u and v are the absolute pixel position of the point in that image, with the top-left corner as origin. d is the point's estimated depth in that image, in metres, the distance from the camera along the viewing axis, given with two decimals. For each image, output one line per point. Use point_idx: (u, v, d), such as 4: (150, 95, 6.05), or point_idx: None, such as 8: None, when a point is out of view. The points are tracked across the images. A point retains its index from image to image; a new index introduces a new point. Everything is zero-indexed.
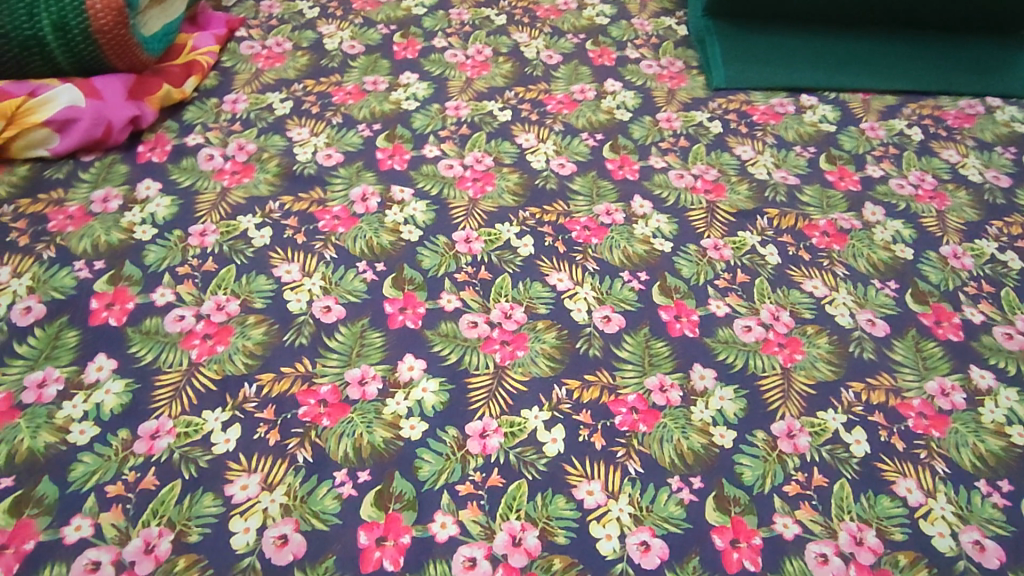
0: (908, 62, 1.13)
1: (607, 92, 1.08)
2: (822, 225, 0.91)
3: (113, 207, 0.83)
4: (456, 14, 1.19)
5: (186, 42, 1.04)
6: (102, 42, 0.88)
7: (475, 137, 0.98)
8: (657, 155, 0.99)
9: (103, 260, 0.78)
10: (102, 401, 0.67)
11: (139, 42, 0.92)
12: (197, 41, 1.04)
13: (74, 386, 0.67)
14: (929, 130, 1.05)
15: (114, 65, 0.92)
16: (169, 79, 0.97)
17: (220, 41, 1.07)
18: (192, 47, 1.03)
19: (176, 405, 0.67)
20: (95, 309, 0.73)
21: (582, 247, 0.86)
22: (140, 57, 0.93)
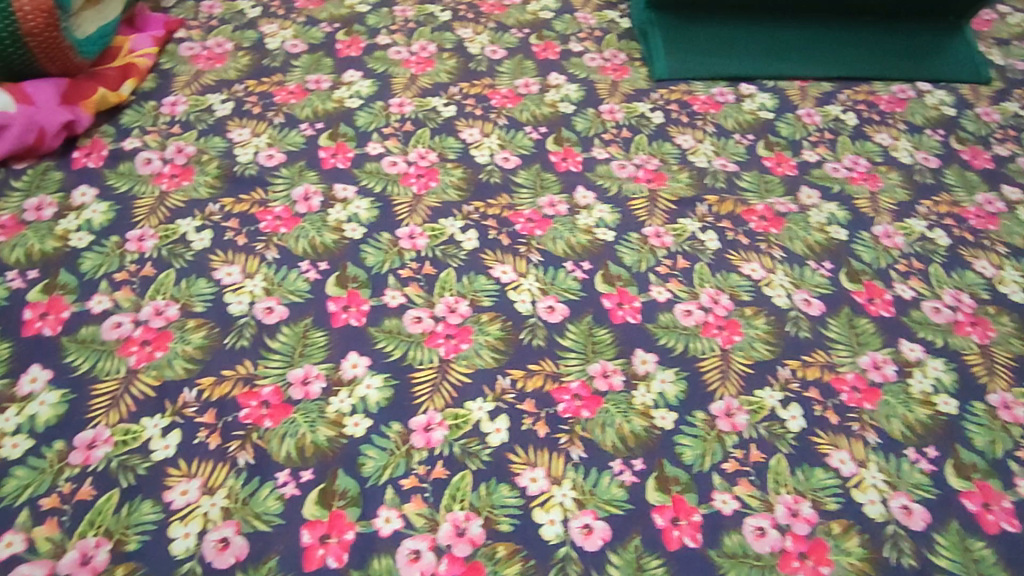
0: (842, 49, 1.16)
1: (551, 85, 1.09)
2: (760, 210, 0.93)
3: (47, 215, 0.82)
4: (399, 11, 1.19)
5: (122, 45, 1.02)
6: (31, 46, 0.87)
7: (419, 133, 0.99)
8: (600, 146, 1.00)
9: (37, 269, 0.76)
10: (35, 413, 0.65)
11: (71, 45, 0.91)
12: (133, 44, 1.02)
13: (6, 399, 0.66)
14: (863, 115, 1.09)
15: (45, 69, 0.90)
16: (105, 82, 0.96)
17: (158, 43, 1.06)
18: (128, 50, 1.02)
19: (114, 414, 0.66)
20: (28, 319, 0.72)
21: (526, 239, 0.87)
22: (72, 61, 0.91)
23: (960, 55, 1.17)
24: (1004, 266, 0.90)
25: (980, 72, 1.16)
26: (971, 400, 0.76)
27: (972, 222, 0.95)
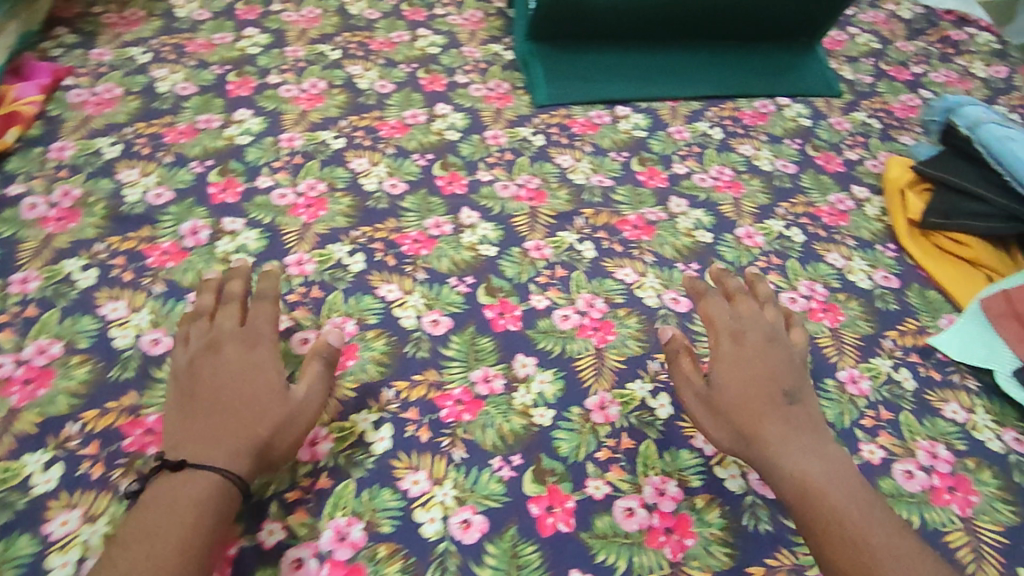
0: (706, 72, 1.26)
1: (438, 115, 1.14)
2: (632, 219, 1.00)
3: None
4: (290, 52, 1.24)
5: (6, 93, 1.04)
6: None
7: (309, 165, 1.02)
8: (484, 169, 1.06)
9: None
10: None
11: None
12: (18, 92, 1.04)
13: None
14: (727, 130, 1.18)
15: None
16: None
17: (45, 90, 1.08)
18: (13, 98, 1.03)
19: None
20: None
21: (411, 259, 0.91)
22: None
23: (813, 73, 1.28)
24: (852, 256, 0.98)
25: (832, 88, 1.27)
26: (823, 378, 0.83)
27: (825, 220, 1.03)
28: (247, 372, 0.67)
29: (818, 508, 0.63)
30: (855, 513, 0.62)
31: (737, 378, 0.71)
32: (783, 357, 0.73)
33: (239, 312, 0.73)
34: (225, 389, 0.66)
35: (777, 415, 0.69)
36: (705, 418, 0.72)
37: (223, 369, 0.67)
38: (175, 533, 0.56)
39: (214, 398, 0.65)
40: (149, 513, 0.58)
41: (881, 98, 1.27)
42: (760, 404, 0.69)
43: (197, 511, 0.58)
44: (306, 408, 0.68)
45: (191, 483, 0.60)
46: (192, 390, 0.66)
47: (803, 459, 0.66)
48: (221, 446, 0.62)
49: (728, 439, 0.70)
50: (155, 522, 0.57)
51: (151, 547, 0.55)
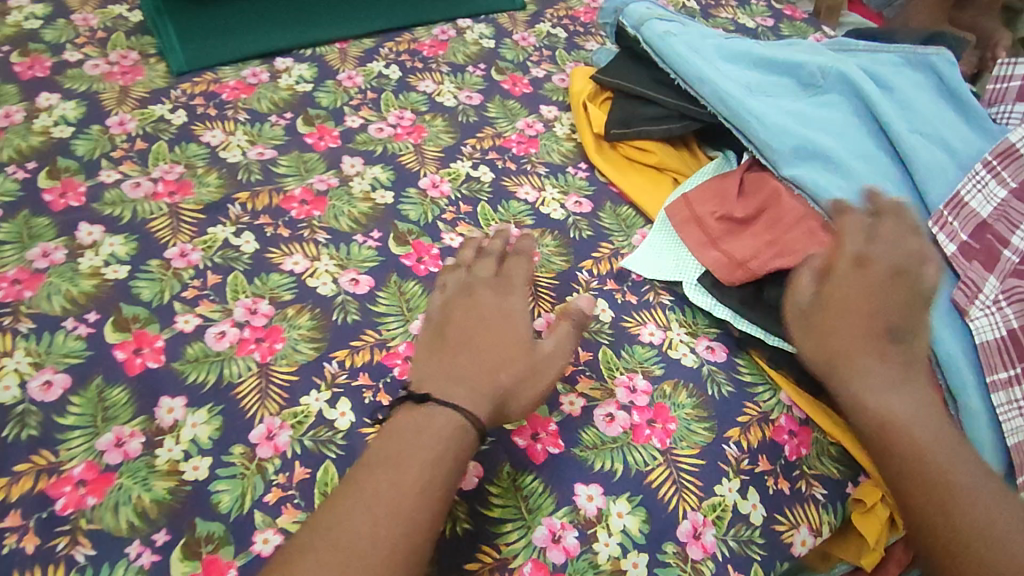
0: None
1: (280, 70, 1.04)
2: (513, 137, 0.99)
3: None
4: (79, 20, 1.05)
5: None
6: None
7: (156, 149, 0.90)
8: (351, 114, 0.98)
9: None
10: None
11: None
12: None
13: None
14: (569, 29, 1.20)
15: None
16: None
17: None
18: None
19: None
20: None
21: (306, 223, 0.84)
22: None
23: None
24: None
25: None
26: None
27: None
28: (502, 311, 0.70)
29: (895, 460, 0.60)
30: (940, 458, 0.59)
31: (858, 297, 0.65)
32: (909, 287, 0.66)
33: (496, 262, 0.75)
34: (475, 333, 0.67)
35: (868, 350, 0.64)
36: (807, 341, 0.66)
37: (507, 304, 0.70)
38: (416, 474, 0.57)
39: (459, 343, 0.67)
40: (417, 451, 0.58)
41: None
42: (854, 345, 0.64)
43: (429, 468, 0.58)
44: (550, 361, 0.68)
45: (432, 419, 0.61)
46: (493, 317, 0.69)
47: (882, 398, 0.62)
48: (462, 389, 0.63)
49: (824, 363, 0.65)
50: (407, 457, 0.58)
51: (416, 479, 0.57)
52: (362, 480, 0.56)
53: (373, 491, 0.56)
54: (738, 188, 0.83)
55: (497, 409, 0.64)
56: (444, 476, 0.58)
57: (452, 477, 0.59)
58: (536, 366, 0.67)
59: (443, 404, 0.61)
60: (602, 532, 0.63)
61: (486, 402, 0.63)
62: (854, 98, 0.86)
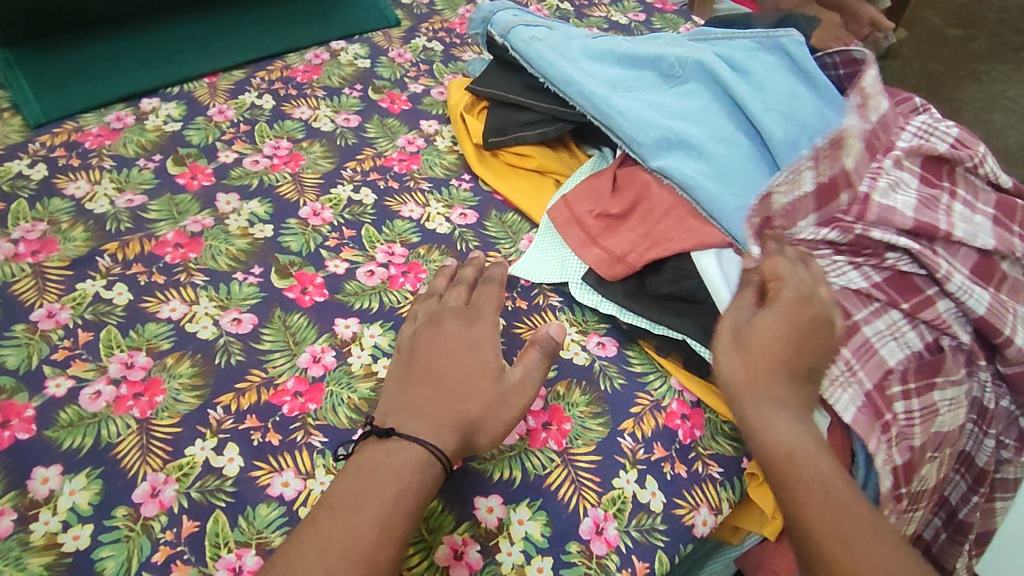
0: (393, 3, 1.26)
1: (146, 111, 1.01)
2: (395, 155, 0.98)
3: None
4: None
5: None
6: None
7: (14, 207, 0.86)
8: (224, 149, 0.96)
9: None
10: None
11: None
12: None
13: None
14: (445, 41, 1.20)
15: None
16: None
17: None
18: None
19: None
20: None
21: (182, 266, 0.81)
22: None
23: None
24: None
25: None
26: None
27: None
28: (467, 340, 0.69)
29: (785, 487, 0.57)
30: (818, 500, 0.56)
31: (781, 322, 0.64)
32: (822, 314, 0.65)
33: (468, 291, 0.75)
34: (444, 364, 0.67)
35: (775, 383, 0.62)
36: (731, 358, 0.64)
37: (470, 330, 0.69)
38: (377, 512, 0.56)
39: (428, 375, 0.67)
40: (379, 487, 0.57)
41: None
42: (774, 373, 0.63)
43: (385, 506, 0.56)
44: (521, 387, 0.67)
45: (395, 455, 0.60)
46: (454, 347, 0.68)
47: (785, 429, 0.60)
48: (423, 421, 0.62)
49: (739, 385, 0.63)
50: (372, 492, 0.57)
51: (376, 515, 0.56)
52: (320, 523, 0.55)
53: (333, 532, 0.54)
54: (611, 184, 0.85)
55: (462, 443, 0.63)
56: (405, 513, 0.57)
57: (413, 514, 0.57)
58: (502, 396, 0.65)
59: (410, 441, 0.61)
60: (505, 542, 0.63)
61: (450, 436, 0.62)
62: (710, 82, 0.89)
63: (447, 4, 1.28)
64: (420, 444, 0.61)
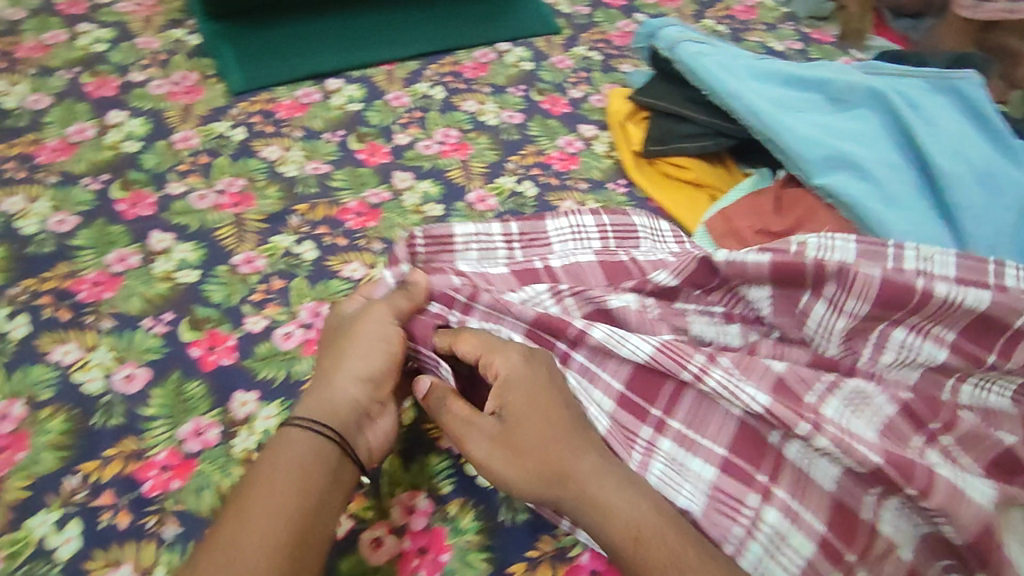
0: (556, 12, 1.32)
1: (332, 91, 1.09)
2: (555, 155, 1.04)
3: None
4: (143, 43, 1.12)
5: None
6: None
7: (218, 163, 0.95)
8: (400, 132, 1.04)
9: None
10: None
11: None
12: None
13: None
14: (604, 52, 1.25)
15: None
16: None
17: None
18: None
19: None
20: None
21: (361, 233, 0.89)
22: None
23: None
24: None
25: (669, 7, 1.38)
26: None
27: None
28: (353, 321, 0.67)
29: (636, 539, 0.55)
30: (690, 545, 0.55)
31: (552, 401, 0.62)
32: (556, 434, 0.60)
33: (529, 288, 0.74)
34: (337, 334, 0.67)
35: (584, 447, 0.60)
36: (531, 432, 0.60)
37: (366, 319, 0.67)
38: (287, 503, 0.55)
39: (324, 354, 0.67)
40: (279, 481, 0.56)
41: (724, 5, 1.41)
42: (570, 444, 0.60)
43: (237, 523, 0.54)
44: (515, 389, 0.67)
45: (290, 449, 0.59)
46: (346, 326, 0.67)
47: (615, 500, 0.57)
48: (330, 391, 0.63)
49: (539, 488, 0.59)
50: (268, 495, 0.55)
51: (275, 510, 0.55)
52: (249, 508, 0.55)
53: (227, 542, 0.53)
54: (774, 204, 0.88)
55: (349, 421, 0.62)
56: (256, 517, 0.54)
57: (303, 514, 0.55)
58: (382, 377, 0.65)
59: (294, 425, 0.60)
60: None
61: (332, 421, 0.61)
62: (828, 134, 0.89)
63: (607, 17, 1.34)
64: (299, 425, 0.60)
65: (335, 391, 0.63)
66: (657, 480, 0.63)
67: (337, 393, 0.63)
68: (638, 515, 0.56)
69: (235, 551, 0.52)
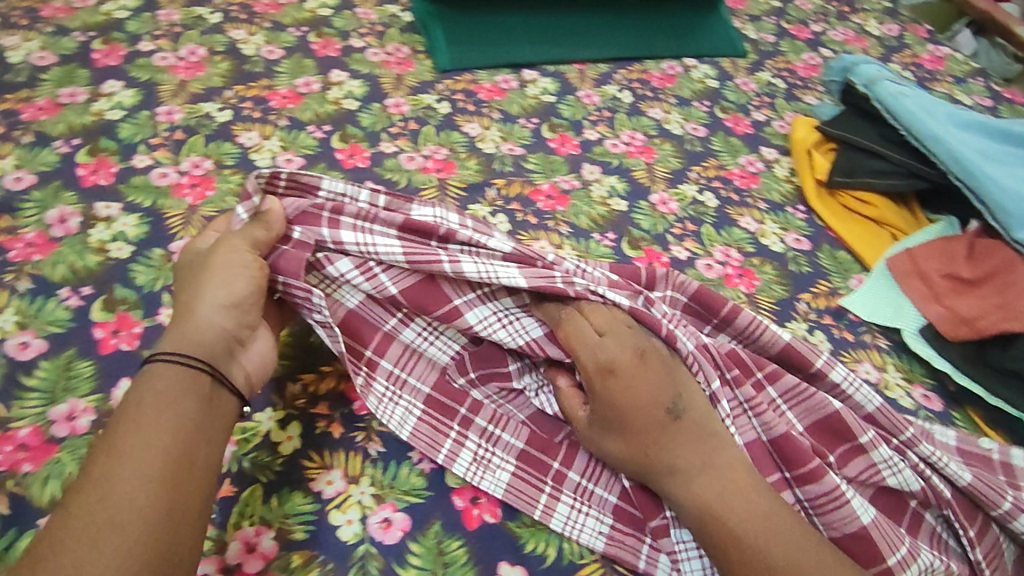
0: (740, 35, 1.34)
1: (528, 80, 1.15)
2: (736, 171, 1.06)
3: (75, 227, 0.82)
4: (362, 13, 1.21)
5: None
6: None
7: (425, 131, 1.02)
8: (590, 127, 1.09)
9: (89, 285, 0.77)
10: None
11: None
12: None
13: (106, 413, 0.67)
14: (788, 81, 1.27)
15: None
16: None
17: None
18: None
19: None
20: (102, 337, 0.73)
21: (551, 215, 0.94)
22: None
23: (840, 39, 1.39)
24: None
25: (855, 46, 1.39)
26: None
27: None
28: (206, 258, 0.68)
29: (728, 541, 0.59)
30: (756, 537, 0.59)
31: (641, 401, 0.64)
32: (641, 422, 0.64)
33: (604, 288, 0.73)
34: (185, 281, 0.68)
35: (665, 435, 0.63)
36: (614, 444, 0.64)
37: (218, 249, 0.68)
38: (180, 429, 0.56)
39: (177, 296, 0.67)
40: (161, 414, 0.56)
41: (911, 52, 1.40)
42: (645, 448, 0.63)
43: (151, 429, 0.55)
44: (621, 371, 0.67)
45: (155, 385, 0.58)
46: (206, 257, 0.68)
47: (688, 494, 0.62)
48: (176, 339, 0.62)
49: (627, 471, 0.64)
50: (147, 414, 0.56)
51: (155, 433, 0.55)
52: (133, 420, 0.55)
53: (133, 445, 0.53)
54: (967, 252, 0.90)
55: (217, 351, 0.62)
56: (171, 439, 0.55)
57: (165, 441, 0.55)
58: (250, 302, 0.66)
59: (167, 356, 0.60)
60: None
61: (207, 361, 0.61)
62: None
63: (792, 49, 1.35)
64: (162, 359, 0.60)
65: (217, 312, 0.64)
66: (506, 480, 0.68)
67: (204, 311, 0.64)
68: (714, 506, 0.60)
69: (135, 467, 0.52)
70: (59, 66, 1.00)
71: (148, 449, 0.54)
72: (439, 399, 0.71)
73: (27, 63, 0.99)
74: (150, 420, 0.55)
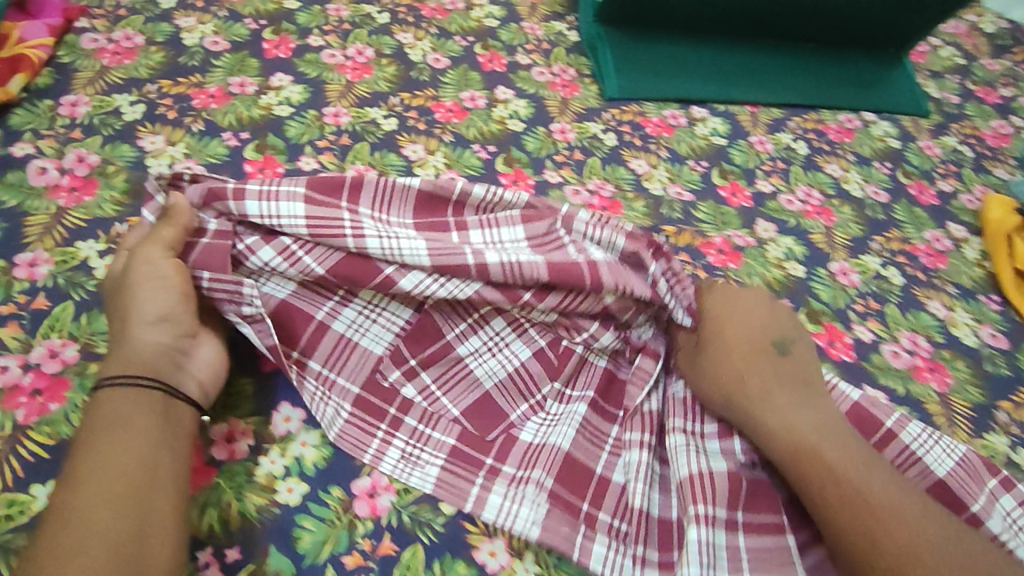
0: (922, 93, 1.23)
1: (697, 118, 1.08)
2: (923, 247, 0.97)
3: None
4: (529, 28, 1.16)
5: (10, 33, 0.88)
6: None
7: (591, 163, 0.97)
8: (763, 178, 1.01)
9: None
10: (301, 455, 0.63)
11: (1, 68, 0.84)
12: (24, 32, 0.89)
13: (265, 440, 0.64)
14: (976, 149, 1.16)
15: None
16: None
17: (55, 32, 0.92)
18: (18, 40, 0.88)
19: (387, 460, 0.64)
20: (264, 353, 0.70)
21: (723, 272, 0.87)
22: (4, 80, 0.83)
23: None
24: None
25: None
26: None
27: None
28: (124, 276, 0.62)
29: (803, 457, 0.61)
30: (857, 471, 0.59)
31: (743, 323, 0.70)
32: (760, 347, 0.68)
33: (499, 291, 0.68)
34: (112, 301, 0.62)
35: (765, 381, 0.66)
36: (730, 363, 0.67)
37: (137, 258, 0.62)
38: (153, 447, 0.55)
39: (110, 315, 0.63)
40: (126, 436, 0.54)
41: None
42: (750, 373, 0.66)
43: (129, 449, 0.54)
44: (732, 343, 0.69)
45: (107, 403, 0.56)
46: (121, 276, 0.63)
47: (782, 418, 0.63)
48: (116, 362, 0.58)
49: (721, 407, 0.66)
50: (113, 431, 0.55)
51: (127, 461, 0.53)
52: (108, 434, 0.54)
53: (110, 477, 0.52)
54: None
55: (158, 365, 0.59)
56: (123, 455, 0.53)
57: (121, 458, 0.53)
58: (180, 312, 0.61)
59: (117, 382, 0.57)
60: None
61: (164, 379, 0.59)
62: None
63: (979, 113, 1.24)
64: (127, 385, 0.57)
65: (146, 331, 0.60)
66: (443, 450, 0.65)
67: (135, 327, 0.60)
68: (810, 433, 0.62)
69: (109, 492, 0.51)
70: (231, 52, 0.98)
71: (96, 460, 0.52)
72: (369, 401, 0.66)
73: (200, 46, 0.97)
74: (114, 440, 0.54)
